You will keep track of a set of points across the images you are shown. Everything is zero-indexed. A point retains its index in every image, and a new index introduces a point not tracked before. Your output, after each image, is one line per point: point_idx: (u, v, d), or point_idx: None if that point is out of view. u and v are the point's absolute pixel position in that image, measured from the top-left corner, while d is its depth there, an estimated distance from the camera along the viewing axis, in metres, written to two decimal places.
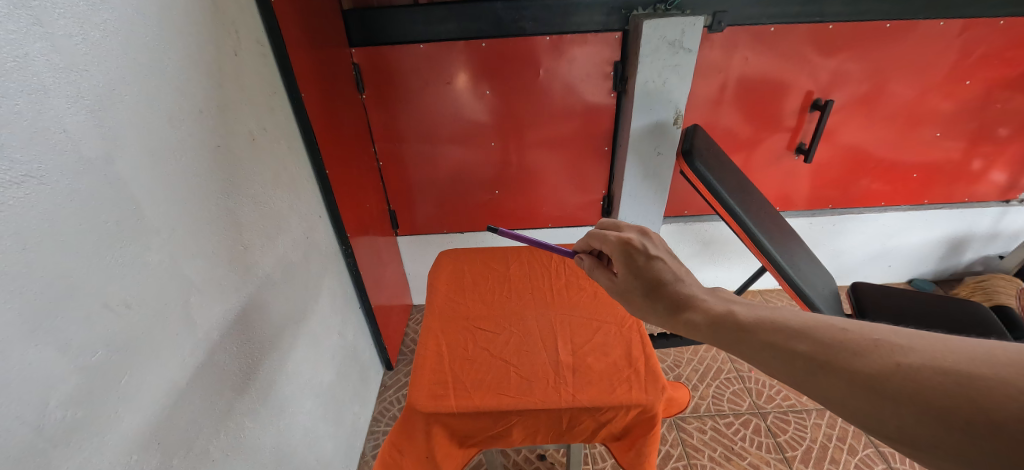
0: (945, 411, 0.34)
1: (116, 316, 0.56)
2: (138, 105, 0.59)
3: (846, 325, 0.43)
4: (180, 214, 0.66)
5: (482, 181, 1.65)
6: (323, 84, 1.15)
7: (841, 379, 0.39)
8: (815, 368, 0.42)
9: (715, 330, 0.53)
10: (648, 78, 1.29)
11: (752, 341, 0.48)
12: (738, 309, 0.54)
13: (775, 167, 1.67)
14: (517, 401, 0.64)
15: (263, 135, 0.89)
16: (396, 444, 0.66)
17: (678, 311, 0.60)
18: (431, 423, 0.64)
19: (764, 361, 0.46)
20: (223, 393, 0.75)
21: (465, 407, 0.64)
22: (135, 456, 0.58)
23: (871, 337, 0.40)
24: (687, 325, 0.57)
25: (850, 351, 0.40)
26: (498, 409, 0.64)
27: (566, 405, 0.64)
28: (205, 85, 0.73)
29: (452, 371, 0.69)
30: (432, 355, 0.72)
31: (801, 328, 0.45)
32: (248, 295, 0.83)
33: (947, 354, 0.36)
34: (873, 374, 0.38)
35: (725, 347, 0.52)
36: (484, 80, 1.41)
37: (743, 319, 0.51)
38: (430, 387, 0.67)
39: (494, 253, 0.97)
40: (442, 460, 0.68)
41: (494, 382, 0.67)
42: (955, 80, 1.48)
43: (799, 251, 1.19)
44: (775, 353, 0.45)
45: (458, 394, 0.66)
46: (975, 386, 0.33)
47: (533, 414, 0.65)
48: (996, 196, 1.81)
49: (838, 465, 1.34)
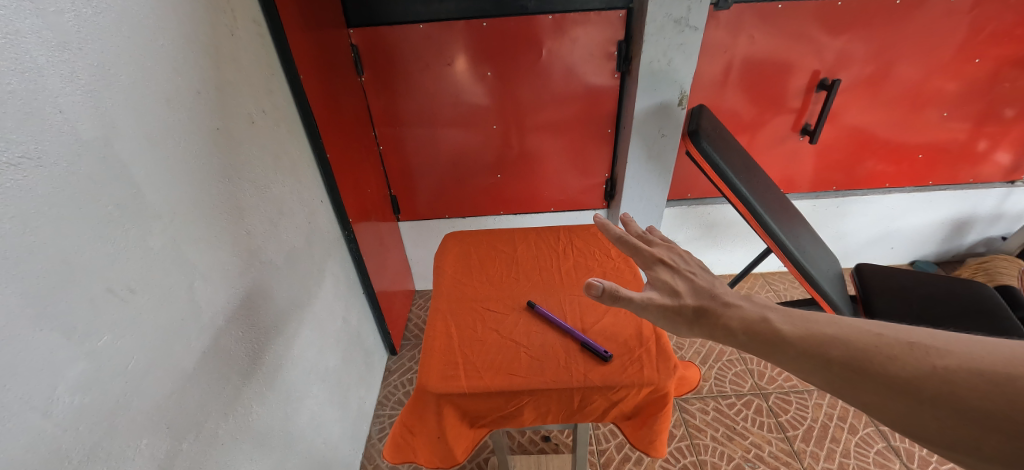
0: (985, 412, 0.35)
1: (120, 302, 0.55)
2: (133, 86, 0.58)
3: (880, 330, 0.44)
4: (180, 198, 0.65)
5: (484, 165, 1.63)
6: (321, 66, 1.13)
7: (877, 383, 0.41)
8: (852, 373, 0.42)
9: (752, 338, 0.52)
10: (653, 58, 1.26)
11: (787, 348, 0.48)
12: (773, 316, 0.52)
13: (779, 148, 1.65)
14: (529, 382, 0.64)
15: (262, 118, 0.87)
16: (408, 425, 0.67)
17: (707, 316, 0.57)
18: (442, 404, 0.64)
19: (799, 366, 0.47)
20: (230, 378, 0.75)
21: (476, 387, 0.64)
22: (145, 440, 0.58)
23: (905, 340, 0.42)
24: (720, 333, 0.55)
25: (885, 356, 0.42)
26: (510, 389, 0.64)
27: (577, 385, 0.64)
28: (202, 66, 0.71)
29: (461, 352, 0.69)
30: (440, 336, 0.72)
31: (835, 333, 0.46)
32: (252, 280, 0.82)
33: (982, 356, 0.38)
34: (909, 378, 0.39)
35: (763, 355, 0.51)
36: (486, 61, 1.38)
37: (778, 326, 0.50)
38: (440, 368, 0.67)
39: (500, 235, 0.96)
40: (453, 441, 0.68)
41: (504, 363, 0.67)
42: (964, 60, 1.46)
43: (804, 232, 1.19)
44: (809, 358, 0.46)
45: (469, 374, 0.65)
46: (1012, 386, 0.35)
47: (545, 394, 0.65)
48: (1000, 177, 1.80)
49: (838, 444, 1.36)
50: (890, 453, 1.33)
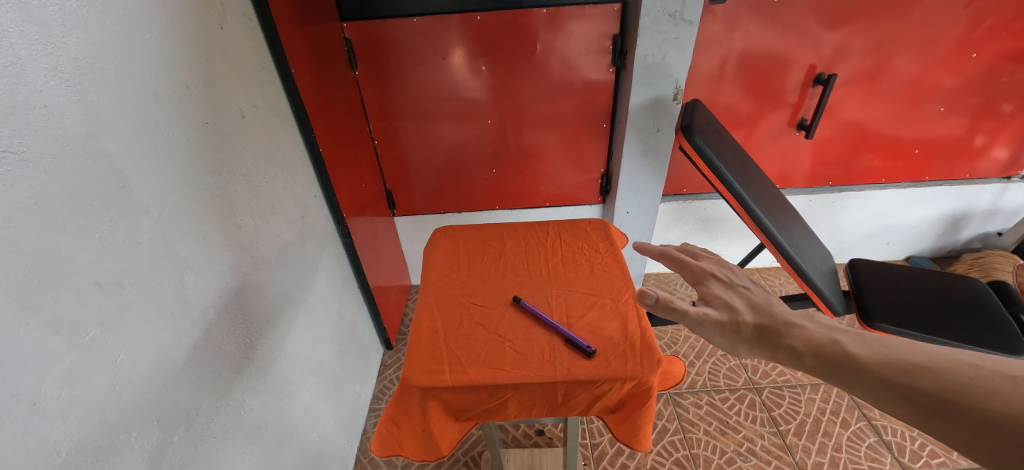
0: None
1: (108, 295, 0.55)
2: (119, 80, 0.57)
3: (970, 360, 0.43)
4: (167, 192, 0.65)
5: (479, 160, 1.63)
6: (314, 60, 1.12)
7: (970, 421, 0.40)
8: (940, 407, 0.42)
9: (820, 361, 0.51)
10: (648, 52, 1.26)
11: (863, 374, 0.48)
12: (843, 339, 0.52)
13: (776, 143, 1.65)
14: (512, 376, 0.65)
15: (253, 113, 0.87)
16: (393, 418, 0.68)
17: (770, 336, 0.57)
18: (426, 397, 0.65)
19: (877, 394, 0.46)
20: (222, 372, 0.76)
21: (459, 381, 0.64)
22: (134, 433, 0.58)
23: (1001, 375, 0.41)
24: (783, 354, 0.55)
25: (979, 390, 0.41)
26: (493, 383, 0.64)
27: (561, 379, 0.64)
28: (190, 59, 0.70)
29: (446, 346, 0.69)
30: (426, 331, 0.72)
31: (921, 364, 0.46)
32: (243, 274, 0.82)
33: None
34: (1008, 415, 0.39)
35: (835, 381, 0.50)
36: (481, 55, 1.37)
37: (853, 351, 0.50)
38: (425, 362, 0.67)
39: (489, 229, 0.96)
40: (438, 435, 0.68)
41: (488, 357, 0.67)
42: (961, 54, 1.45)
43: (797, 227, 1.19)
44: (889, 387, 0.45)
45: (453, 368, 0.66)
46: None
47: (528, 388, 0.65)
48: (996, 172, 1.79)
49: (830, 438, 1.37)
50: (882, 447, 1.34)
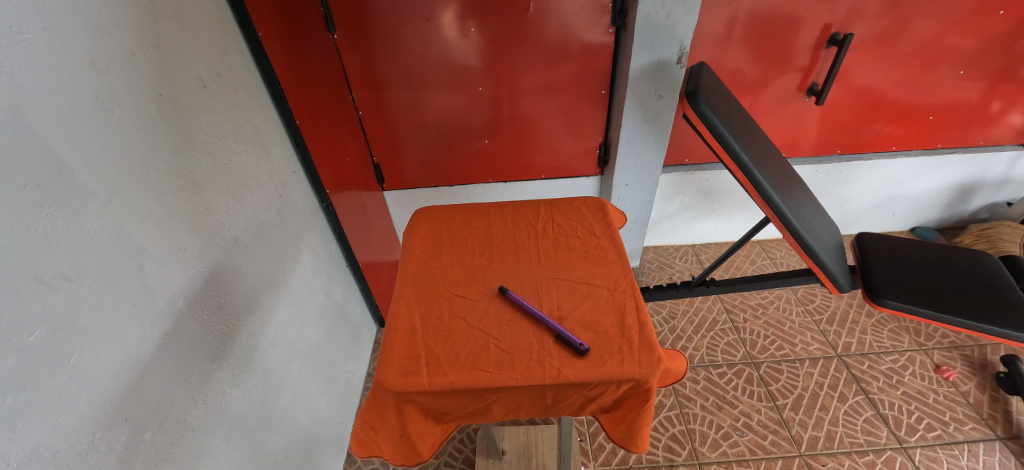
0: None
1: (53, 291, 0.50)
2: (45, 46, 0.50)
3: None
4: (118, 175, 0.59)
5: (471, 130, 1.55)
6: (283, 21, 1.02)
7: None
8: None
9: None
10: (651, 10, 1.16)
11: None
12: None
13: (783, 110, 1.57)
14: (495, 379, 0.60)
15: (215, 82, 0.79)
16: (368, 421, 0.64)
17: None
18: (402, 401, 0.61)
19: None
20: (196, 363, 0.71)
21: (438, 385, 0.60)
22: (98, 434, 0.54)
23: None
24: None
25: None
26: (473, 386, 0.60)
27: (550, 381, 0.60)
28: (133, 20, 0.62)
29: (425, 345, 0.65)
30: (403, 326, 0.68)
31: None
32: (215, 260, 0.77)
33: None
34: None
35: None
36: (470, 15, 1.27)
37: None
38: (400, 364, 0.63)
39: (475, 210, 0.91)
40: (417, 440, 0.65)
41: (471, 357, 0.63)
42: (986, 12, 1.35)
43: (804, 200, 1.14)
44: None
45: (431, 370, 0.62)
46: None
47: (513, 391, 0.61)
48: (1010, 139, 1.72)
49: (827, 412, 1.36)
50: (878, 421, 1.34)
